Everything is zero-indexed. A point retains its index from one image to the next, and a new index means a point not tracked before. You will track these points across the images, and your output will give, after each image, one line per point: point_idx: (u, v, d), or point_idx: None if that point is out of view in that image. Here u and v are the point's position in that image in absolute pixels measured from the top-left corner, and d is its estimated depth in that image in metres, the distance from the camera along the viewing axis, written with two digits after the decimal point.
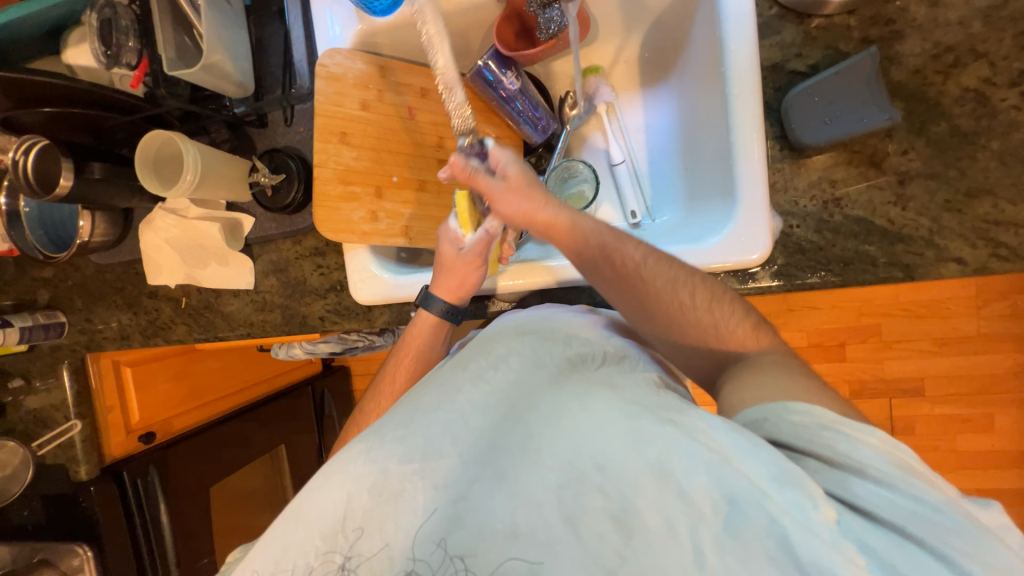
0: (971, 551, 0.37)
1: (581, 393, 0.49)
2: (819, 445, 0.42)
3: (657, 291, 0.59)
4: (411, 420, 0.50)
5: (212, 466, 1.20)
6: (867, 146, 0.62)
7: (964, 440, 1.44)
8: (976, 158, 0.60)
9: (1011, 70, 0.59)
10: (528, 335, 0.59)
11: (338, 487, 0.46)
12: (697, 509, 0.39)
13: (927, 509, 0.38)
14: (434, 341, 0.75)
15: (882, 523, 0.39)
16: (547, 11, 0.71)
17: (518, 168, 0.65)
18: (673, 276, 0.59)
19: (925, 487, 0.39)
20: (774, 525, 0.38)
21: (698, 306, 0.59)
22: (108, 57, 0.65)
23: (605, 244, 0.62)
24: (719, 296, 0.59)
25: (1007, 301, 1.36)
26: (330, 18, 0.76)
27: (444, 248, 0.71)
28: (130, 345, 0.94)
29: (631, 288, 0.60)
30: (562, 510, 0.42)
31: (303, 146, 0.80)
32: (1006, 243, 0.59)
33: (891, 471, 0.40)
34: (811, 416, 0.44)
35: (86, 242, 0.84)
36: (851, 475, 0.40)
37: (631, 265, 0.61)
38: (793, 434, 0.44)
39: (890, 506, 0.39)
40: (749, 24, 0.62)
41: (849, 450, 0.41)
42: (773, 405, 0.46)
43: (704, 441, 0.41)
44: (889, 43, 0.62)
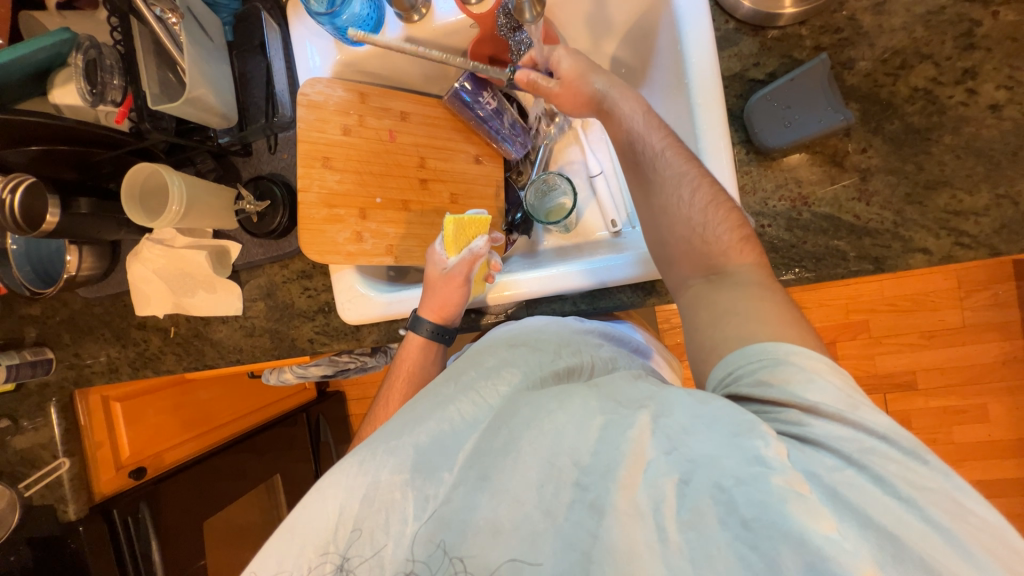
0: (918, 480, 0.37)
1: (562, 393, 0.49)
2: (773, 385, 0.43)
3: (666, 174, 0.59)
4: (402, 431, 0.50)
5: (205, 499, 1.17)
6: (828, 146, 0.65)
7: (960, 432, 1.45)
8: (931, 152, 0.62)
9: (956, 69, 0.62)
10: (517, 347, 0.60)
11: (331, 498, 0.48)
12: (661, 491, 0.40)
13: (878, 441, 0.39)
14: (427, 363, 0.76)
15: (834, 452, 0.39)
16: (517, 34, 0.76)
17: (572, 61, 0.68)
18: (683, 170, 0.58)
19: (872, 417, 0.40)
20: (721, 492, 0.38)
21: (694, 205, 0.57)
22: (94, 95, 0.67)
23: (632, 133, 0.63)
24: (717, 201, 0.57)
25: (988, 291, 1.39)
26: (309, 50, 0.79)
27: (430, 269, 0.75)
28: (119, 378, 0.94)
29: (642, 175, 0.62)
30: (540, 505, 0.43)
31: (288, 172, 0.82)
32: (967, 231, 0.61)
33: (841, 402, 0.41)
34: (768, 352, 0.45)
35: (74, 276, 0.84)
36: (799, 410, 0.41)
37: (652, 152, 0.61)
38: (753, 384, 0.44)
39: (843, 441, 0.39)
40: (706, 38, 0.66)
41: (802, 387, 0.42)
42: (733, 354, 0.47)
43: (670, 424, 0.42)
44: (840, 49, 0.66)
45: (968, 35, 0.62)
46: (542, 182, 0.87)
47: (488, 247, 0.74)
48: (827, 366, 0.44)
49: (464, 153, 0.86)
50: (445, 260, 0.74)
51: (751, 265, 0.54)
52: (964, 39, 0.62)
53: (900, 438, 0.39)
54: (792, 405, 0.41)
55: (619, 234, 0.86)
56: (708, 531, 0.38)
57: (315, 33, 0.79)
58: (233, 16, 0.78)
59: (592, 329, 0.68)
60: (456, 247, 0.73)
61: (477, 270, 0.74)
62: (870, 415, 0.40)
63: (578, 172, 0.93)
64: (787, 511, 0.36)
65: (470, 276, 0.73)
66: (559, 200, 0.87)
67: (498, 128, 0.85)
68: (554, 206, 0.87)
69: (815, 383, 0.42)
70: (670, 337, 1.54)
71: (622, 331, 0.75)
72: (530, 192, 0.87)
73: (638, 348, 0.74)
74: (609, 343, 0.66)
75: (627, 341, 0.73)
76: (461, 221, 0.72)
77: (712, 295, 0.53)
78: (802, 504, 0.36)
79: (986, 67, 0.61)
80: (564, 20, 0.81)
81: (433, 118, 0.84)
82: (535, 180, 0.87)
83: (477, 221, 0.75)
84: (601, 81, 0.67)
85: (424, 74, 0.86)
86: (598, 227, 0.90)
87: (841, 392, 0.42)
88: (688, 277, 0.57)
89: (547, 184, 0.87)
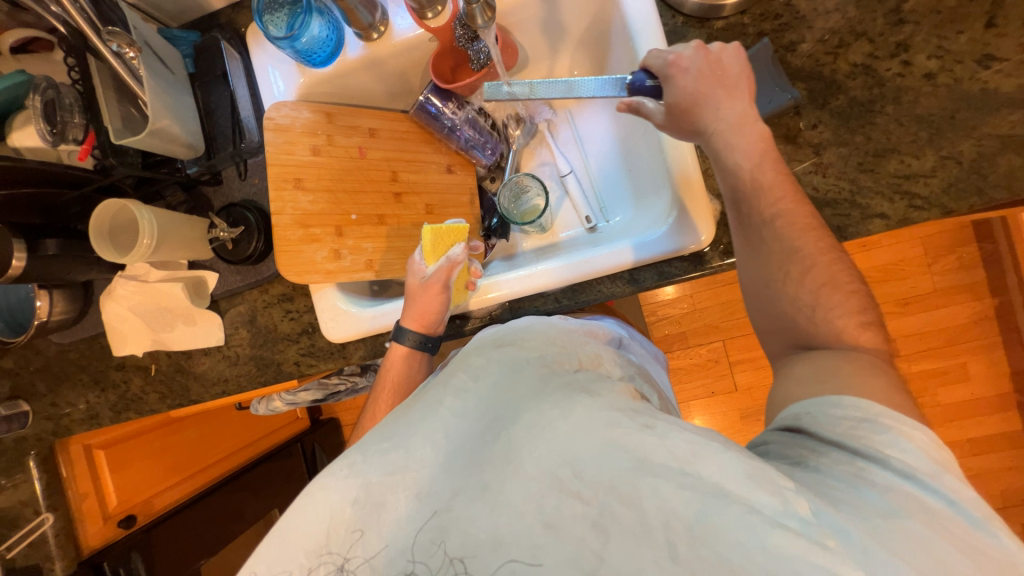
0: (972, 546, 0.38)
1: (562, 399, 0.48)
2: (850, 441, 0.44)
3: (772, 247, 0.59)
4: (394, 434, 0.51)
5: (198, 543, 1.13)
6: (782, 124, 0.67)
7: (945, 392, 1.49)
8: (876, 122, 0.66)
9: (889, 43, 0.66)
10: (507, 348, 0.58)
11: (321, 503, 0.47)
12: (671, 505, 0.40)
13: (943, 505, 0.40)
14: (412, 372, 0.76)
15: (880, 499, 0.40)
16: (474, 44, 0.78)
17: (693, 92, 0.62)
18: (793, 245, 0.58)
19: (950, 486, 0.41)
20: (746, 519, 0.38)
21: (804, 287, 0.56)
22: (54, 135, 0.68)
23: (739, 188, 0.61)
24: (834, 283, 0.56)
25: (953, 255, 1.45)
26: (273, 74, 0.80)
27: (410, 280, 0.75)
28: (101, 423, 0.91)
29: (746, 230, 0.62)
30: (542, 516, 0.42)
31: (260, 197, 0.82)
32: (919, 193, 0.64)
33: (922, 467, 0.41)
34: (855, 409, 0.46)
35: (45, 322, 0.82)
36: (869, 463, 0.42)
37: (761, 216, 0.60)
38: (831, 428, 0.46)
39: (897, 493, 0.40)
40: (656, 33, 0.70)
41: (880, 444, 0.43)
42: (817, 399, 0.49)
43: (678, 448, 0.42)
44: (781, 34, 0.69)
45: (895, 11, 0.66)
46: (514, 184, 0.88)
47: (465, 253, 0.74)
48: (929, 439, 0.43)
49: (435, 164, 0.87)
50: (424, 269, 0.75)
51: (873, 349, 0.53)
52: (893, 16, 0.66)
53: (968, 509, 0.40)
54: (862, 456, 0.43)
55: (595, 228, 0.88)
56: (724, 552, 0.37)
57: (277, 58, 0.80)
58: (192, 48, 0.80)
59: (577, 326, 0.67)
60: (435, 256, 0.74)
61: (456, 277, 0.75)
62: (949, 483, 0.41)
63: (547, 173, 0.95)
64: (814, 561, 0.36)
65: (448, 283, 0.73)
66: (533, 201, 0.88)
67: (469, 138, 0.87)
68: (528, 208, 0.89)
69: (898, 445, 0.43)
70: (657, 329, 1.56)
71: (607, 328, 0.75)
72: (504, 195, 0.87)
73: (623, 344, 0.74)
74: (596, 342, 0.66)
75: (613, 338, 0.72)
76: (438, 231, 0.74)
77: (815, 359, 0.54)
78: (825, 555, 0.36)
79: (916, 39, 0.65)
80: (520, 30, 0.84)
81: (401, 132, 0.85)
82: (507, 182, 0.88)
83: (454, 230, 0.76)
84: (714, 122, 0.61)
85: (388, 91, 0.87)
86: (573, 224, 0.92)
87: (925, 456, 0.42)
88: (789, 350, 0.58)
89: (520, 186, 0.88)
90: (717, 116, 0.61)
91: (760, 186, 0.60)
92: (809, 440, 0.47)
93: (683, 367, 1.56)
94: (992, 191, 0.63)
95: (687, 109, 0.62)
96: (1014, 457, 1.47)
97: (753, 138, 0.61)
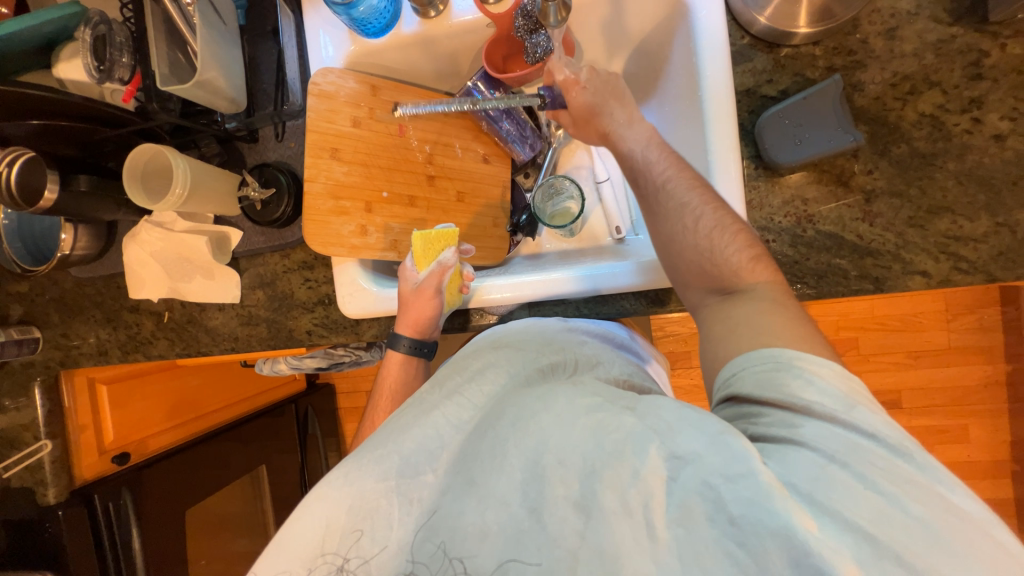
0: (899, 476, 0.37)
1: (546, 393, 0.49)
2: (774, 391, 0.43)
3: (668, 207, 0.58)
4: (387, 440, 0.50)
5: (187, 486, 1.14)
6: (835, 166, 0.66)
7: (942, 451, 1.48)
8: (934, 177, 0.64)
9: (962, 97, 0.63)
10: (504, 347, 0.60)
11: (317, 513, 0.47)
12: (650, 488, 0.39)
13: (864, 438, 0.39)
14: (410, 377, 0.79)
15: (816, 449, 0.39)
16: (534, 35, 0.74)
17: (584, 94, 0.68)
18: (682, 200, 0.57)
19: (867, 416, 0.40)
20: (706, 486, 0.38)
21: (698, 232, 0.56)
22: (100, 72, 0.66)
23: (633, 168, 0.63)
24: (723, 225, 0.55)
25: (974, 315, 1.42)
26: (323, 39, 0.79)
27: (401, 285, 0.75)
28: (108, 361, 0.92)
29: (649, 205, 0.61)
30: (526, 503, 0.42)
31: (294, 161, 0.81)
32: (966, 256, 0.63)
33: (837, 404, 0.41)
34: (772, 358, 0.45)
35: (67, 255, 0.82)
36: (797, 414, 0.41)
37: (655, 185, 0.60)
38: (757, 384, 0.44)
39: (828, 440, 0.39)
40: (722, 51, 0.67)
41: (798, 390, 0.42)
42: (743, 355, 0.47)
43: (655, 423, 0.42)
44: (851, 71, 0.67)
45: (976, 65, 0.63)
46: (549, 185, 0.87)
47: (456, 258, 0.75)
48: (834, 372, 0.43)
49: (472, 152, 0.85)
50: (416, 275, 0.75)
51: (765, 283, 0.53)
52: (972, 69, 0.63)
53: (887, 436, 0.39)
54: (786, 407, 0.42)
55: (624, 240, 0.87)
56: (697, 529, 0.37)
57: (329, 23, 0.79)
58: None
59: (585, 329, 0.68)
60: (426, 261, 0.74)
61: (448, 282, 0.75)
62: (864, 416, 0.40)
63: (585, 177, 0.93)
64: (773, 506, 0.35)
65: (440, 288, 0.74)
66: (566, 203, 0.87)
67: (508, 129, 0.85)
68: (559, 209, 0.88)
69: (814, 386, 0.42)
70: (663, 345, 1.56)
71: (613, 329, 0.75)
72: (537, 195, 0.87)
73: (625, 344, 0.73)
74: (596, 340, 0.66)
75: (613, 338, 0.71)
76: (428, 235, 0.73)
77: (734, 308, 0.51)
78: (780, 500, 0.36)
79: (992, 97, 0.63)
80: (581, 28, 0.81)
81: (443, 115, 0.83)
82: (543, 182, 0.87)
83: (443, 233, 0.74)
84: (609, 123, 0.67)
85: (436, 71, 0.85)
86: (602, 233, 0.90)
87: (839, 394, 0.41)
88: (705, 296, 0.56)
89: (554, 187, 0.88)
90: (612, 118, 0.67)
91: (649, 163, 0.62)
92: (743, 404, 0.45)
93: (683, 386, 1.55)
94: None
95: (587, 116, 0.68)
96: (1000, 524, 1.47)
97: (640, 132, 0.65)
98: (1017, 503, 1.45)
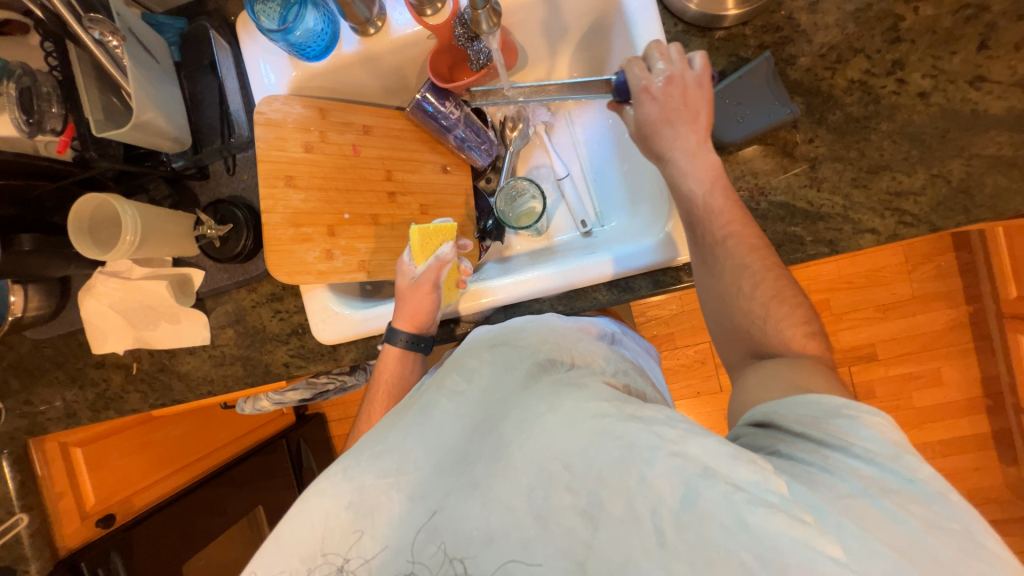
0: (937, 521, 0.37)
1: (552, 396, 0.48)
2: (819, 431, 0.43)
3: (725, 264, 0.59)
4: (387, 438, 0.50)
5: (180, 539, 1.10)
6: (778, 138, 0.69)
7: (919, 396, 1.54)
8: (871, 139, 0.67)
9: (885, 61, 0.67)
10: (499, 347, 0.59)
11: (316, 510, 0.47)
12: (657, 493, 0.39)
13: (901, 483, 0.39)
14: (405, 373, 0.76)
15: (851, 481, 0.39)
16: (474, 43, 0.76)
17: (656, 109, 0.63)
18: (742, 262, 0.58)
19: (914, 465, 0.40)
20: (727, 499, 0.38)
21: (755, 299, 0.56)
22: (30, 125, 0.63)
23: (693, 214, 0.61)
24: (782, 296, 0.56)
25: (931, 263, 1.49)
26: (264, 67, 0.78)
27: (400, 280, 0.75)
28: (78, 422, 0.88)
29: (703, 254, 0.61)
30: (532, 509, 0.42)
31: (249, 193, 0.80)
32: (908, 210, 0.66)
33: (883, 451, 0.40)
34: (821, 405, 0.45)
35: (20, 318, 0.79)
36: (835, 451, 0.41)
37: (711, 240, 0.60)
38: (797, 420, 0.45)
39: (863, 476, 0.39)
40: (658, 40, 0.69)
41: (844, 432, 0.42)
42: (786, 399, 0.47)
43: (664, 432, 0.42)
44: (781, 47, 0.69)
45: (893, 29, 0.67)
46: (510, 189, 0.86)
47: (454, 252, 0.74)
48: (887, 422, 0.42)
49: (430, 164, 0.85)
50: (413, 270, 0.75)
51: (756, 310, 0.56)
52: (890, 33, 0.67)
53: (927, 485, 0.39)
54: (828, 445, 0.42)
55: (591, 233, 0.89)
56: (707, 535, 0.37)
57: (268, 50, 0.78)
58: (179, 36, 0.76)
59: (569, 325, 0.68)
60: (424, 256, 0.74)
61: (445, 276, 0.75)
62: (910, 463, 0.40)
63: (545, 175, 0.94)
64: (791, 534, 0.36)
65: (437, 282, 0.74)
66: (529, 204, 0.87)
67: (464, 137, 0.85)
68: (524, 210, 0.88)
69: (863, 431, 0.42)
70: (646, 330, 1.58)
71: (600, 324, 0.75)
72: (499, 199, 0.86)
73: (617, 340, 0.74)
74: (590, 339, 0.66)
75: (605, 335, 0.72)
76: (426, 230, 0.73)
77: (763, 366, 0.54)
78: (802, 530, 0.36)
79: (912, 58, 0.66)
80: (521, 31, 0.83)
81: (396, 130, 0.83)
82: (504, 186, 0.87)
83: (439, 228, 0.74)
84: (671, 146, 0.63)
85: (383, 88, 0.85)
86: (569, 228, 0.91)
87: (888, 439, 0.41)
88: (741, 359, 0.58)
89: (515, 190, 0.87)
90: (674, 140, 0.63)
91: (711, 212, 0.60)
92: (777, 432, 0.46)
93: (670, 367, 1.58)
94: (978, 211, 0.64)
95: (648, 137, 0.65)
96: (982, 458, 1.53)
97: (704, 167, 0.62)
98: (993, 436, 1.52)
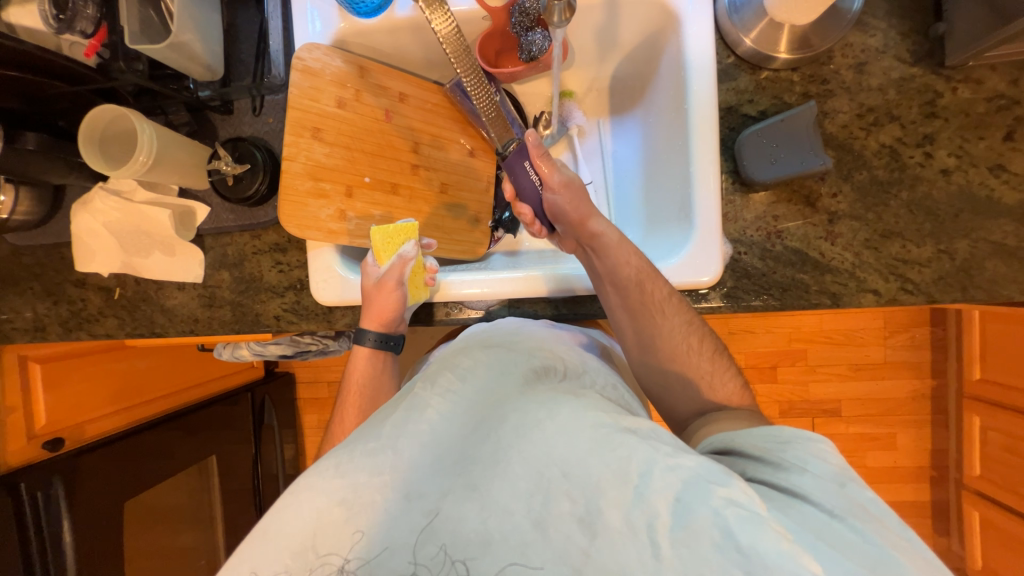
0: (893, 538, 0.40)
1: (551, 402, 0.49)
2: (769, 455, 0.48)
3: (667, 323, 0.67)
4: (381, 435, 0.48)
5: (128, 477, 1.06)
6: (804, 186, 0.70)
7: (873, 456, 1.61)
8: (889, 205, 0.69)
9: (918, 133, 0.69)
10: (495, 350, 0.59)
11: (306, 504, 0.44)
12: (653, 509, 0.40)
13: (858, 505, 0.42)
14: (376, 372, 0.78)
15: (818, 505, 0.42)
16: (529, 34, 0.75)
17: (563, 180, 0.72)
18: (687, 320, 0.67)
19: (862, 491, 0.44)
20: (717, 518, 0.38)
21: (703, 356, 0.67)
22: (59, 21, 0.59)
23: (640, 272, 0.68)
24: (721, 356, 0.68)
25: (908, 333, 1.55)
26: (310, 12, 0.76)
27: (363, 280, 0.74)
28: (45, 338, 0.84)
29: (649, 316, 0.67)
30: (530, 515, 0.41)
31: (271, 137, 0.77)
32: (912, 278, 0.68)
33: (831, 476, 0.45)
34: (776, 434, 0.50)
35: (5, 219, 0.75)
36: (790, 473, 0.45)
37: (658, 296, 0.67)
38: (756, 447, 0.50)
39: (826, 498, 0.43)
40: (708, 69, 0.70)
41: (799, 458, 0.47)
42: (744, 431, 0.53)
43: (659, 447, 0.43)
44: (824, 99, 0.71)
45: (931, 104, 0.69)
46: None
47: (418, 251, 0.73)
48: (829, 450, 0.48)
49: (458, 144, 0.84)
50: (377, 268, 0.74)
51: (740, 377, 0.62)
52: (928, 107, 0.69)
53: (879, 509, 0.43)
54: (786, 468, 0.46)
55: None
56: (700, 549, 0.38)
57: None
58: None
59: (564, 332, 0.70)
60: (387, 254, 0.73)
61: (411, 274, 0.73)
62: (859, 487, 0.44)
63: None
64: (780, 548, 0.36)
65: (402, 281, 0.72)
66: None
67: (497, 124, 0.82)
68: None
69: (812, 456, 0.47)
70: None
71: (593, 337, 0.76)
72: None
73: (608, 354, 0.75)
74: (581, 348, 0.68)
75: (595, 346, 0.73)
76: (387, 230, 0.72)
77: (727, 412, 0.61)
78: (789, 544, 0.37)
79: (942, 135, 0.69)
80: (575, 32, 0.83)
81: (431, 104, 0.82)
82: None
83: (404, 227, 0.73)
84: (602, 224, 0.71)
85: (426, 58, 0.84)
86: None
87: (834, 466, 0.46)
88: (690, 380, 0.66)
89: None
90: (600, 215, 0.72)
91: (654, 272, 0.68)
92: (738, 459, 0.50)
93: None
94: (974, 291, 0.68)
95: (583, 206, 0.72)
96: (918, 523, 1.61)
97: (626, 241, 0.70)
98: (932, 505, 1.60)
